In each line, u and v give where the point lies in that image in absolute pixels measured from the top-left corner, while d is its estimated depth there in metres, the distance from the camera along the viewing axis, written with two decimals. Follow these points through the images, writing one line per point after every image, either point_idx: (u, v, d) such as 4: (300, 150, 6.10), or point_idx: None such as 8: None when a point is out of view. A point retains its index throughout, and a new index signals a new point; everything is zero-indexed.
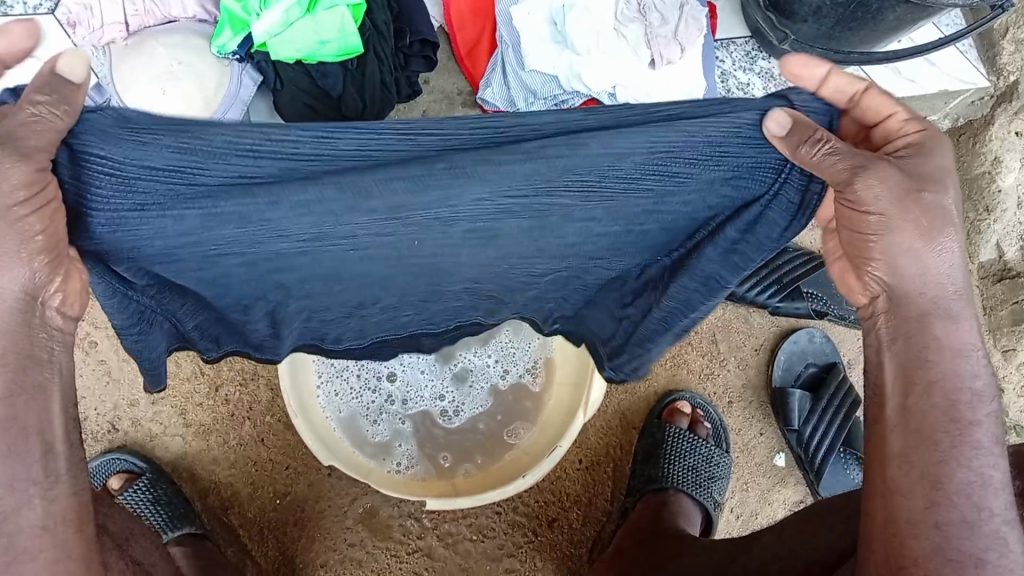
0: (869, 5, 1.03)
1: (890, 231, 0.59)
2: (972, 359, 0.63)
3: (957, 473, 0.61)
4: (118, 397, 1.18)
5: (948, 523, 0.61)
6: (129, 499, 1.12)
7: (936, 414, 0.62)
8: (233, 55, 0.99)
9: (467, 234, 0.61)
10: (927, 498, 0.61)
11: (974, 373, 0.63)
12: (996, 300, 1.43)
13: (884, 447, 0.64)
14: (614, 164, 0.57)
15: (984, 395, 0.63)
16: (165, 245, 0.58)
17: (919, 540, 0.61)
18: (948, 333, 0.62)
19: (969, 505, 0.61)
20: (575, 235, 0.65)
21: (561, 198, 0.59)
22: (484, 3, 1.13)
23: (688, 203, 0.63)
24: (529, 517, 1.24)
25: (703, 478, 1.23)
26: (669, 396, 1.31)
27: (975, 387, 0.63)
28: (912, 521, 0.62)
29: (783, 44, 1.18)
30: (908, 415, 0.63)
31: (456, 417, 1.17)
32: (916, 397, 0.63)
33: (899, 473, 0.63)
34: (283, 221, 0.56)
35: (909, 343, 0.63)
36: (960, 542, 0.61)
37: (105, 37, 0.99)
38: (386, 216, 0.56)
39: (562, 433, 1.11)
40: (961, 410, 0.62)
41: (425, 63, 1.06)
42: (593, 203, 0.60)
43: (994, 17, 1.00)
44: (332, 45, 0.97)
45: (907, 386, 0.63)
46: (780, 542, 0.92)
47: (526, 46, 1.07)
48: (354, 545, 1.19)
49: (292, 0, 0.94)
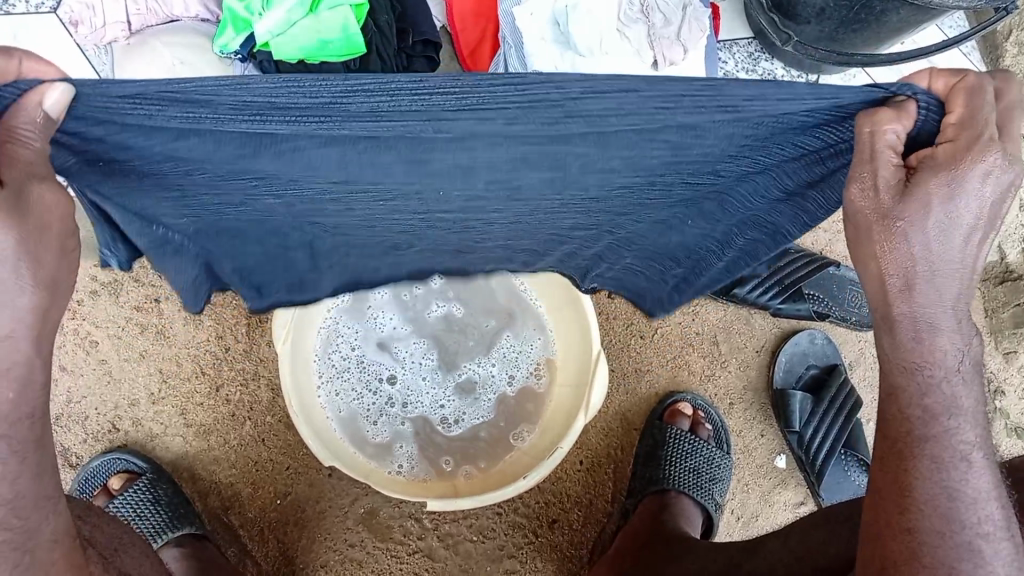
0: (873, 8, 1.03)
1: (860, 228, 0.60)
2: (931, 375, 0.63)
3: (927, 487, 0.63)
4: (118, 397, 1.18)
5: (919, 530, 0.62)
6: (121, 504, 1.12)
7: (900, 424, 0.64)
8: (234, 55, 0.99)
9: (488, 186, 0.66)
10: (899, 504, 0.63)
11: (937, 384, 0.63)
12: (998, 302, 1.42)
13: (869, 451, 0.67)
14: (622, 136, 0.61)
15: (956, 405, 0.63)
16: (185, 161, 0.61)
17: (893, 542, 0.63)
18: (902, 352, 0.63)
19: (940, 516, 0.62)
20: (596, 187, 0.68)
21: (573, 150, 0.62)
22: (485, 3, 1.13)
23: (707, 155, 0.65)
24: (530, 518, 1.24)
25: (704, 479, 1.23)
26: (671, 397, 1.30)
27: (928, 403, 0.63)
28: (888, 525, 0.64)
29: (786, 46, 1.17)
30: (882, 423, 0.66)
31: (456, 425, 1.18)
32: (886, 405, 0.66)
33: (881, 473, 0.66)
34: (309, 156, 0.60)
35: (875, 356, 0.66)
36: (932, 548, 0.62)
37: (107, 36, 0.99)
38: (405, 161, 0.61)
39: (563, 435, 1.11)
40: (915, 424, 0.64)
41: (428, 63, 1.05)
42: (606, 155, 0.63)
43: (997, 21, 1.00)
44: (333, 45, 0.96)
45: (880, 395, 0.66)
46: (784, 548, 0.91)
47: (529, 46, 1.07)
48: (355, 546, 1.19)
49: (294, 0, 0.94)
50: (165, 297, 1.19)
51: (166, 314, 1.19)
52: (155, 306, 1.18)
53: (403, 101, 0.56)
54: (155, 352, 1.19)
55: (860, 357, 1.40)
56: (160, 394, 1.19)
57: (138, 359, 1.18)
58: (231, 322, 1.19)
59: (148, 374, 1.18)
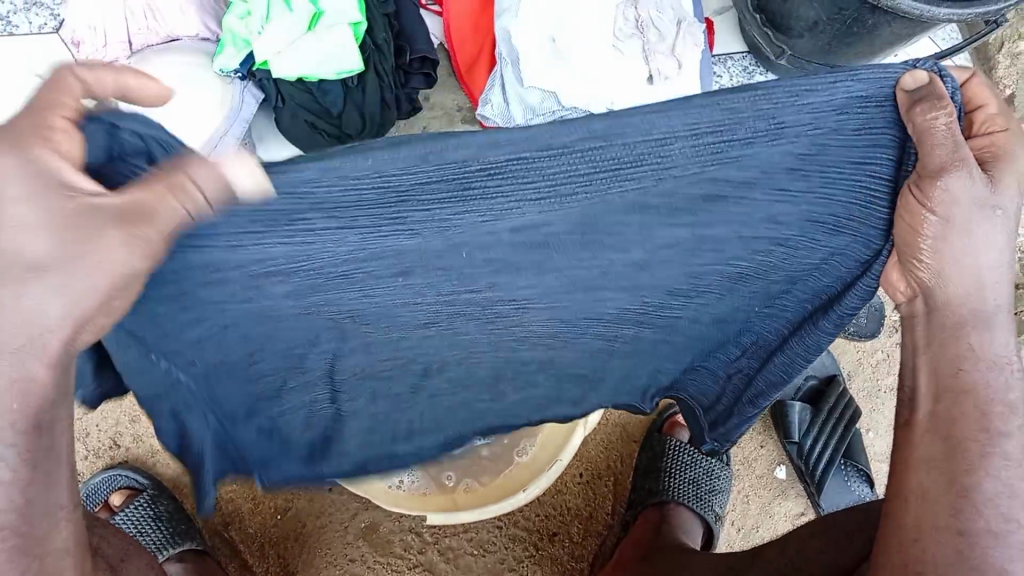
0: (865, 21, 1.04)
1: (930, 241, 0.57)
2: (1007, 373, 0.62)
3: (988, 484, 0.60)
4: (120, 413, 1.19)
5: (973, 532, 0.59)
6: (124, 519, 1.13)
7: (963, 423, 0.61)
8: (234, 74, 1.00)
9: (513, 240, 0.60)
10: (953, 505, 0.60)
11: (1014, 376, 0.62)
12: None
13: (914, 451, 0.64)
14: (662, 181, 0.54)
15: (1021, 404, 0.62)
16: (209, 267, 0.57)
17: (936, 546, 0.59)
18: (972, 343, 0.62)
19: (995, 514, 0.59)
20: (634, 248, 0.64)
21: (608, 203, 0.55)
22: (483, 19, 1.14)
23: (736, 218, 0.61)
24: (530, 531, 1.24)
25: (703, 491, 1.23)
26: (671, 409, 1.32)
27: (1008, 399, 0.62)
28: (934, 526, 0.60)
29: (780, 59, 1.19)
30: (942, 422, 0.62)
31: (458, 443, 1.16)
32: (945, 403, 0.63)
33: (924, 478, 0.62)
34: (324, 237, 0.54)
35: (938, 351, 0.63)
36: (988, 549, 0.58)
37: (109, 56, 1.00)
38: (430, 234, 0.57)
39: (563, 447, 1.13)
40: (988, 419, 0.61)
41: (425, 80, 1.06)
42: (641, 205, 0.57)
43: (987, 33, 1.01)
44: (331, 64, 0.97)
45: (937, 394, 0.63)
46: (782, 559, 0.91)
47: (525, 62, 1.07)
48: (355, 561, 1.19)
49: (294, 18, 0.95)
50: None
51: None
52: None
53: (433, 173, 0.49)
54: None
55: (859, 367, 1.39)
56: None
57: None
58: None
59: None
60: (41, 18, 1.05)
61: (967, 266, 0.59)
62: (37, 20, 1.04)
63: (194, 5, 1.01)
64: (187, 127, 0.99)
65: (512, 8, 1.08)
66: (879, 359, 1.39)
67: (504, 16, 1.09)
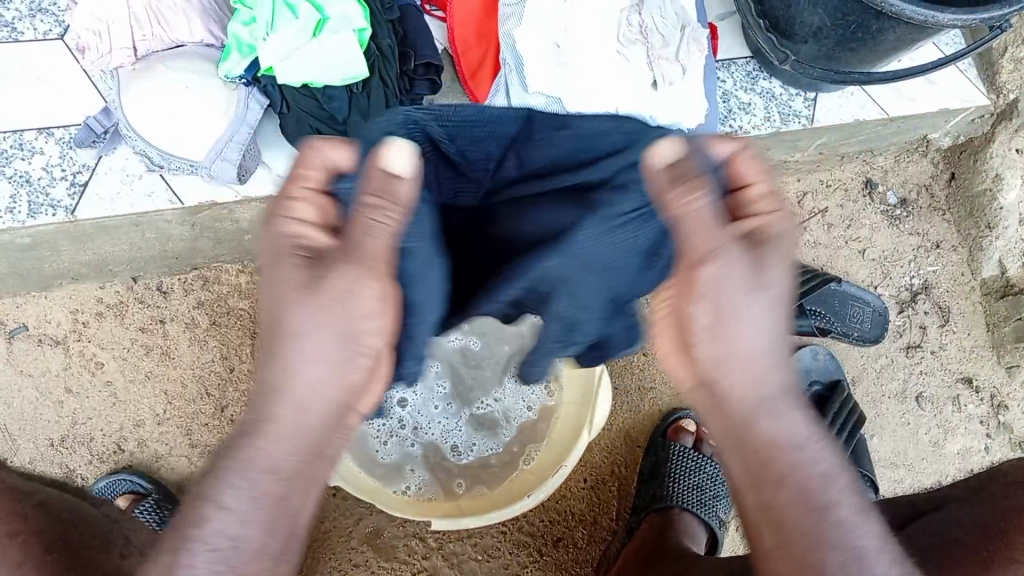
0: (869, 27, 1.04)
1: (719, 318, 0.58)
2: (812, 446, 0.60)
3: (834, 554, 0.57)
4: (124, 418, 1.19)
5: None
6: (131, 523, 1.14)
7: (787, 507, 0.58)
8: (238, 80, 0.99)
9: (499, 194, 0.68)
10: None
11: (818, 449, 0.60)
12: (1000, 316, 1.43)
13: (760, 539, 0.60)
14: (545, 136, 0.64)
15: (834, 469, 0.60)
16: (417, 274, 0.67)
17: None
18: (771, 424, 0.59)
19: None
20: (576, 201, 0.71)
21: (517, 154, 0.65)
22: (487, 26, 1.14)
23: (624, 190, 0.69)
24: (535, 536, 1.24)
25: (708, 496, 1.24)
26: (675, 415, 1.31)
27: (822, 469, 0.59)
28: None
29: (784, 65, 1.17)
30: (764, 509, 0.59)
31: (465, 453, 1.18)
32: (766, 491, 0.59)
33: (777, 558, 0.58)
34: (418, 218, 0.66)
35: (739, 438, 0.60)
36: None
37: (114, 62, 0.98)
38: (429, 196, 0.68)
39: (568, 453, 1.12)
40: (813, 494, 0.58)
41: (430, 86, 1.07)
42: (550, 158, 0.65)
43: (991, 40, 1.01)
44: (337, 72, 0.97)
45: (755, 483, 0.59)
46: None
47: (531, 68, 1.07)
48: (359, 566, 1.19)
49: (298, 25, 0.95)
50: (171, 318, 1.19)
51: (171, 335, 1.19)
52: (160, 327, 1.19)
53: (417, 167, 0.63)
54: (160, 372, 1.19)
55: (863, 372, 1.41)
56: (165, 414, 1.19)
57: (144, 380, 1.19)
58: (237, 342, 1.20)
59: (153, 395, 1.19)
60: (45, 25, 1.05)
61: (749, 338, 0.59)
62: (42, 26, 1.05)
63: (197, 12, 1.01)
64: (192, 134, 0.99)
65: (516, 13, 1.09)
66: (882, 364, 1.41)
67: (508, 22, 1.09)
